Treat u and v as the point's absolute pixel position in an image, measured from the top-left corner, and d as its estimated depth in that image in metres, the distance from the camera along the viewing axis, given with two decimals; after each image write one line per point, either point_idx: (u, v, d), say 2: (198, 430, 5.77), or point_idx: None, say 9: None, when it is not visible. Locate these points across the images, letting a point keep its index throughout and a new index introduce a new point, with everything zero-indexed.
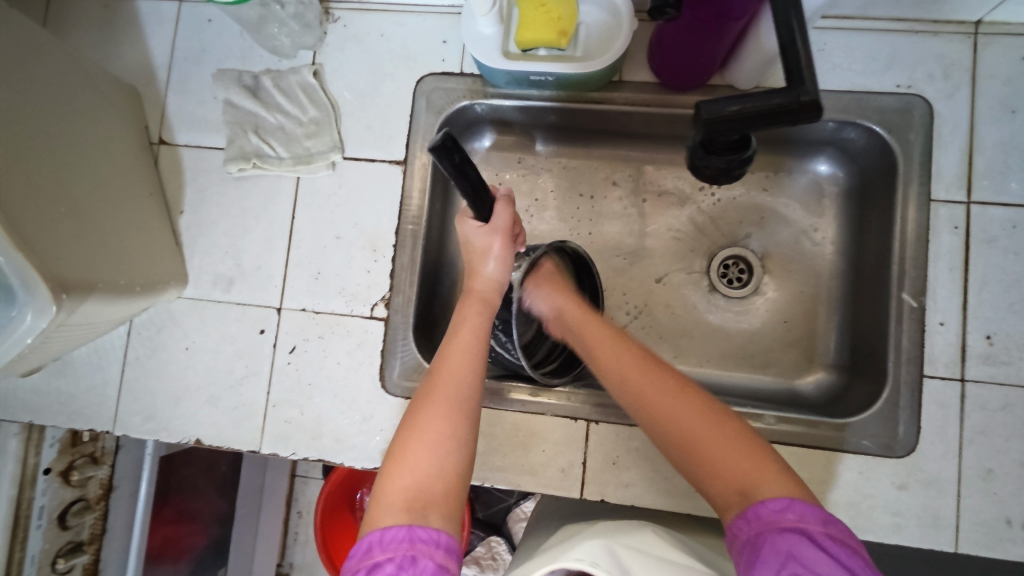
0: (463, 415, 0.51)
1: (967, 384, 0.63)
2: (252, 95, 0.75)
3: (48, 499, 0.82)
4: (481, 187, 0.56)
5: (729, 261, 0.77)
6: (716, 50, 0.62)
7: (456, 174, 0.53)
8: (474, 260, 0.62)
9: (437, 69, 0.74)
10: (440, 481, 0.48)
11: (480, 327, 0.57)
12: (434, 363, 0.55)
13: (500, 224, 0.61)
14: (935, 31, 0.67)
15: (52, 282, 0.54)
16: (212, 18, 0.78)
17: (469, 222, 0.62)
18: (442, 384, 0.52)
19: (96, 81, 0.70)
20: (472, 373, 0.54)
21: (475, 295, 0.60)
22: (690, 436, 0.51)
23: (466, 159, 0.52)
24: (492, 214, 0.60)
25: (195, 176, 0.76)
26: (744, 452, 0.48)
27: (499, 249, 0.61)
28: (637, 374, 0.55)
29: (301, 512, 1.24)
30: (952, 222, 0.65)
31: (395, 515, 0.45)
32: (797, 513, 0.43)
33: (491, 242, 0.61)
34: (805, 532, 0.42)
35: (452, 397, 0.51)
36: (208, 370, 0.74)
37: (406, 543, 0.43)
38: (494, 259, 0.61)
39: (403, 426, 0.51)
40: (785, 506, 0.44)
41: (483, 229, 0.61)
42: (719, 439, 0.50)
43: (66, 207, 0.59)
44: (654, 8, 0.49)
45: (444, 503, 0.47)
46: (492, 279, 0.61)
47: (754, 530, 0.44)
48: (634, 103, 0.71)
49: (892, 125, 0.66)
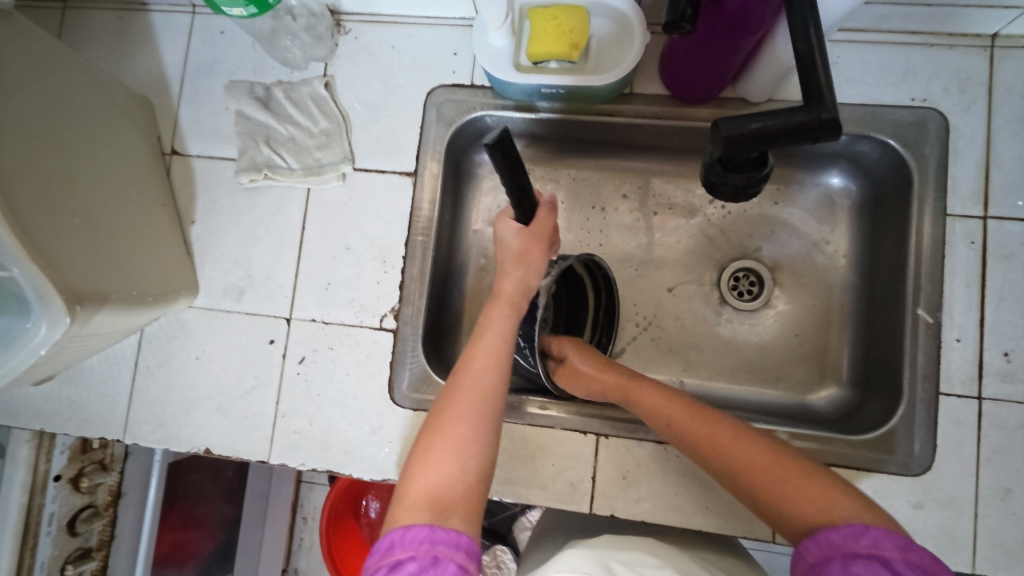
0: (487, 419, 0.51)
1: (983, 402, 0.62)
2: (264, 107, 0.75)
3: (58, 506, 0.83)
4: (526, 188, 0.55)
5: (739, 273, 0.77)
6: (729, 64, 0.61)
7: (506, 169, 0.51)
8: (506, 261, 0.61)
9: (448, 81, 0.74)
10: (462, 485, 0.48)
11: (508, 330, 0.57)
12: (458, 365, 0.55)
13: (537, 230, 0.60)
14: (950, 43, 0.66)
15: (67, 294, 0.54)
16: (225, 30, 0.78)
17: (508, 223, 0.61)
18: (466, 388, 0.53)
19: (110, 93, 0.71)
20: (496, 378, 0.54)
21: (503, 297, 0.60)
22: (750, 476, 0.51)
23: (517, 158, 0.50)
24: (534, 218, 0.60)
25: (207, 186, 0.77)
26: (810, 486, 0.48)
27: (534, 258, 0.60)
28: (689, 418, 0.57)
29: (307, 518, 1.25)
30: (969, 237, 0.64)
31: (418, 515, 0.45)
32: (871, 539, 0.43)
33: (529, 246, 0.60)
34: (883, 560, 0.41)
35: (476, 403, 0.51)
36: (218, 380, 0.74)
37: (427, 543, 0.43)
38: (527, 265, 0.60)
39: (427, 428, 0.51)
40: (859, 533, 0.43)
41: (520, 232, 0.60)
42: (783, 475, 0.50)
43: (81, 218, 0.60)
44: (670, 22, 0.48)
45: (465, 506, 0.47)
46: (523, 285, 0.60)
47: (825, 553, 0.44)
48: (645, 115, 0.70)
49: (907, 139, 0.65)
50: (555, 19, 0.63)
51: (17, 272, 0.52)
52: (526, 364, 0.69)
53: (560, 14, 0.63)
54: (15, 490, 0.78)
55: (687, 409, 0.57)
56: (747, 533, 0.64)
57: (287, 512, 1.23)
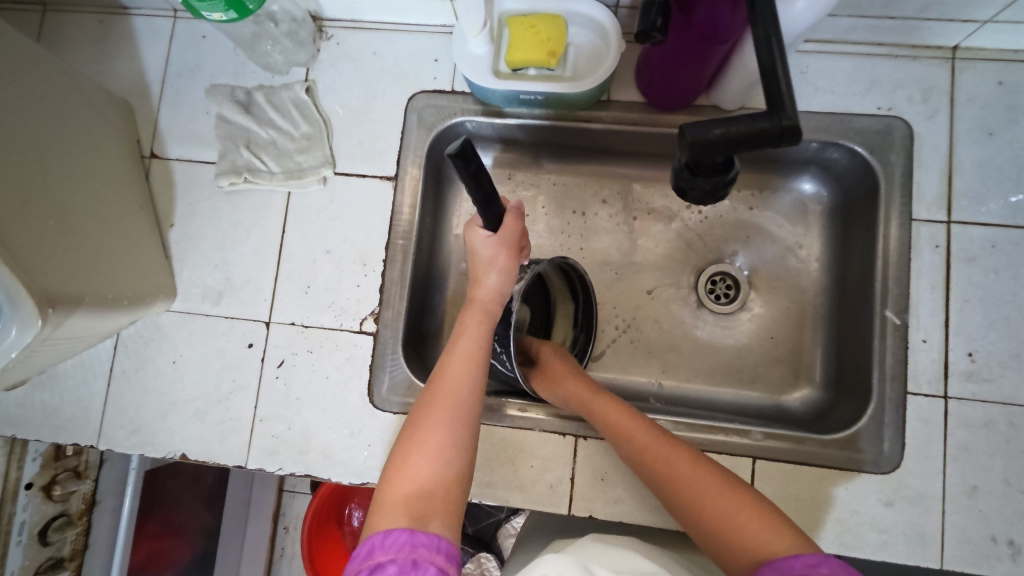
0: (462, 425, 0.52)
1: (950, 401, 0.64)
2: (245, 111, 0.76)
3: (29, 515, 0.82)
4: (492, 196, 0.56)
5: (716, 277, 0.78)
6: (701, 73, 0.63)
7: (470, 180, 0.52)
8: (478, 270, 0.62)
9: (429, 87, 0.75)
10: (441, 489, 0.48)
11: (483, 337, 0.58)
12: (434, 372, 0.56)
13: (507, 237, 0.61)
14: (913, 55, 0.69)
15: (39, 297, 0.54)
16: (206, 34, 0.78)
17: (476, 231, 0.62)
18: (443, 392, 0.53)
19: (87, 95, 0.70)
20: (472, 383, 0.54)
21: (476, 304, 0.61)
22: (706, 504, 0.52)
23: (481, 168, 0.52)
24: (502, 224, 0.60)
25: (186, 190, 0.77)
26: (759, 518, 0.49)
27: (505, 262, 0.61)
28: (652, 440, 0.58)
29: (288, 527, 1.23)
30: (934, 241, 0.66)
31: (397, 519, 0.45)
32: (828, 568, 0.43)
33: (498, 252, 0.61)
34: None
35: (457, 412, 0.52)
36: (195, 384, 0.73)
37: (407, 547, 0.43)
38: (498, 271, 0.61)
39: (404, 434, 0.52)
40: (813, 562, 0.43)
41: (491, 239, 0.61)
42: (729, 506, 0.51)
43: (56, 221, 0.59)
44: (642, 31, 0.50)
45: (445, 510, 0.47)
46: (495, 290, 0.61)
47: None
48: (622, 122, 0.72)
49: (874, 146, 0.68)
50: (533, 28, 0.65)
51: None
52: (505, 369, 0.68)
53: (538, 23, 0.65)
54: None
55: (650, 431, 0.59)
56: None
57: (268, 520, 1.21)
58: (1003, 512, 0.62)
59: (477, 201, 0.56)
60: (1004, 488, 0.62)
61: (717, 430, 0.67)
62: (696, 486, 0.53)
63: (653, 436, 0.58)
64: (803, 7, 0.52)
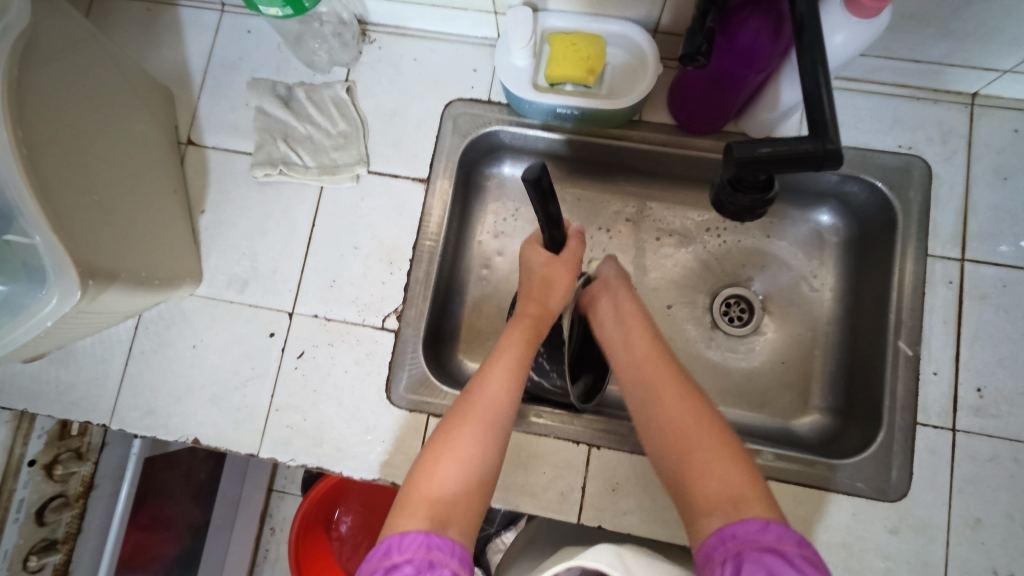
0: (493, 436, 0.53)
1: (957, 434, 0.65)
2: (284, 105, 0.78)
3: (29, 492, 0.80)
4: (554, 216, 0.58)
5: (731, 300, 0.80)
6: (736, 99, 0.65)
7: (539, 196, 0.54)
8: (531, 285, 0.64)
9: (466, 95, 0.77)
10: (463, 498, 0.49)
11: (525, 353, 0.59)
12: (470, 382, 0.57)
13: (566, 258, 0.64)
14: (934, 98, 0.72)
15: (82, 268, 0.55)
16: (252, 29, 0.81)
17: (534, 247, 0.65)
18: (479, 405, 0.54)
19: (132, 78, 0.72)
20: (507, 396, 0.55)
21: (524, 318, 0.63)
22: (672, 431, 0.54)
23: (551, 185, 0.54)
24: (565, 246, 0.65)
25: (220, 178, 0.78)
26: (711, 452, 0.51)
27: (561, 282, 0.64)
28: (656, 368, 0.58)
29: (274, 529, 1.21)
30: (947, 277, 0.68)
31: (417, 521, 0.46)
32: (775, 535, 0.43)
33: (556, 273, 0.64)
34: (775, 554, 0.42)
35: (486, 419, 0.53)
36: (213, 369, 0.74)
37: (424, 548, 0.43)
38: (553, 288, 0.64)
39: (434, 440, 0.53)
40: (763, 527, 0.44)
41: (550, 259, 0.64)
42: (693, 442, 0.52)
43: (99, 197, 0.60)
44: (687, 55, 0.51)
45: (463, 518, 0.48)
46: (544, 309, 0.63)
47: (731, 548, 0.44)
48: (652, 142, 0.74)
49: (893, 183, 0.70)
50: (573, 46, 0.67)
51: (40, 240, 0.53)
52: None
53: (578, 41, 0.67)
54: None
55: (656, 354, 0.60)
56: None
57: (255, 520, 1.19)
58: (1006, 547, 0.63)
59: (541, 219, 0.58)
60: (1007, 522, 0.64)
61: None
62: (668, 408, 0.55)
63: (654, 363, 0.59)
64: (841, 41, 0.54)
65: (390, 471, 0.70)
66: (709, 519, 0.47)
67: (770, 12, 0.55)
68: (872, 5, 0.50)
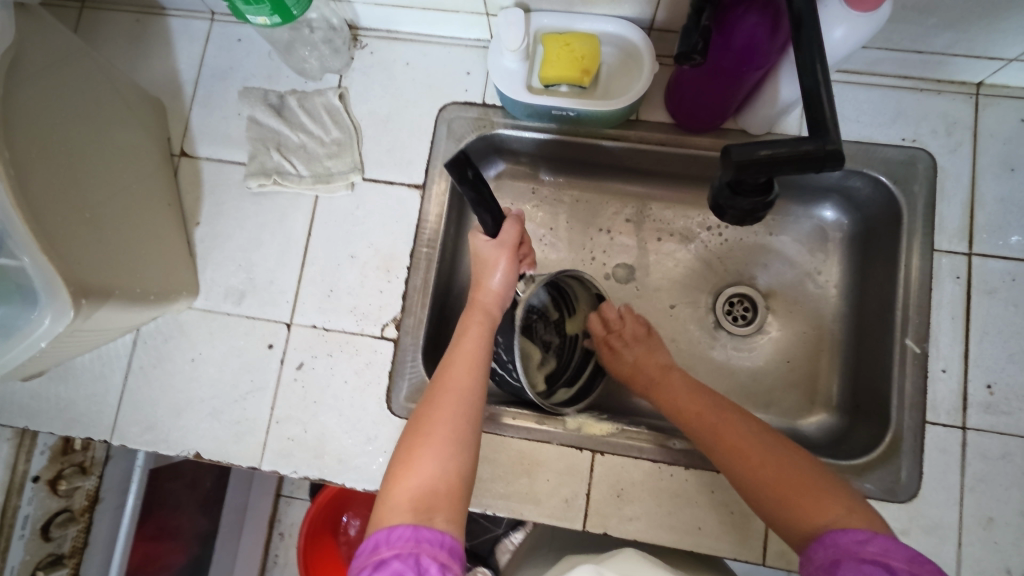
0: (466, 419, 0.52)
1: (967, 432, 0.64)
2: (277, 114, 0.77)
3: (33, 508, 0.80)
4: (493, 202, 0.57)
5: (734, 299, 0.78)
6: (734, 97, 0.64)
7: (471, 189, 0.54)
8: (480, 275, 0.62)
9: (460, 99, 0.76)
10: (445, 483, 0.48)
11: (480, 338, 0.58)
12: (437, 371, 0.56)
13: (505, 240, 0.62)
14: (938, 89, 0.70)
15: (74, 287, 0.55)
16: (242, 38, 0.80)
17: (478, 235, 0.63)
18: (447, 391, 0.53)
19: (122, 90, 0.71)
20: (474, 379, 0.55)
21: (477, 306, 0.61)
22: (751, 462, 0.54)
23: (480, 175, 0.54)
24: (501, 229, 0.61)
25: (214, 189, 0.77)
26: (799, 478, 0.52)
27: (505, 265, 0.62)
28: (714, 410, 0.60)
29: (284, 533, 1.21)
30: (954, 272, 0.67)
31: (402, 515, 0.45)
32: (879, 546, 0.44)
33: (498, 258, 0.62)
34: (882, 565, 0.43)
35: (456, 404, 0.52)
36: (213, 383, 0.73)
37: (412, 541, 0.43)
38: (500, 271, 0.62)
39: (409, 432, 0.52)
40: (868, 539, 0.45)
41: (491, 243, 0.62)
42: (781, 473, 0.53)
43: (90, 213, 0.60)
44: (683, 53, 0.50)
45: (449, 504, 0.47)
46: (495, 294, 0.61)
47: (830, 555, 0.45)
48: (649, 142, 0.73)
49: (897, 177, 0.69)
50: (568, 46, 0.66)
51: (29, 261, 0.53)
52: (512, 379, 0.67)
53: (573, 42, 0.66)
54: None
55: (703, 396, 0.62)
56: (739, 556, 0.64)
57: (263, 525, 1.19)
58: (1019, 546, 0.62)
59: (477, 209, 0.57)
60: (1020, 521, 0.62)
61: None
62: (743, 442, 0.56)
63: (706, 401, 0.61)
64: (841, 35, 0.53)
65: None
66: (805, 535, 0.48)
67: (768, 9, 0.53)
68: None
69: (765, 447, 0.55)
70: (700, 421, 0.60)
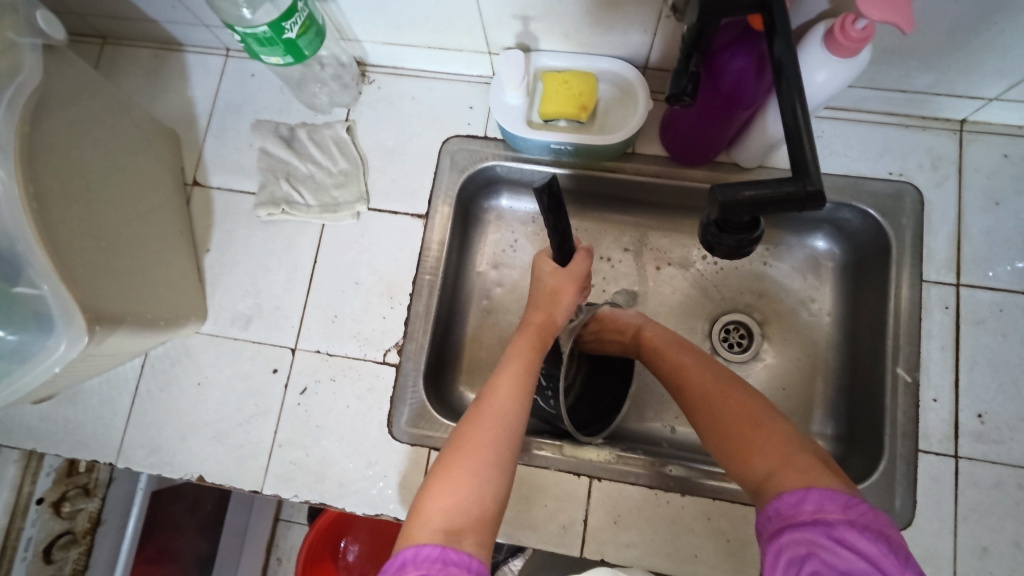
0: (506, 446, 0.53)
1: (960, 460, 0.65)
2: (287, 146, 0.80)
3: (37, 530, 0.81)
4: (567, 232, 0.60)
5: (729, 326, 0.80)
6: (724, 133, 0.67)
7: (551, 211, 0.55)
8: (539, 297, 0.65)
9: (463, 132, 0.79)
10: (478, 508, 0.49)
11: (531, 361, 0.60)
12: (482, 392, 0.57)
13: (570, 271, 0.65)
14: (923, 125, 0.73)
15: (89, 315, 0.57)
16: (255, 73, 0.83)
17: (545, 261, 0.66)
18: (488, 412, 0.54)
19: (141, 123, 0.74)
20: (516, 403, 0.56)
21: (531, 329, 0.63)
22: (722, 407, 0.56)
23: (562, 203, 0.56)
24: (570, 260, 0.65)
25: (224, 218, 0.80)
26: (765, 429, 0.53)
27: (567, 296, 0.64)
28: (690, 364, 0.62)
29: (281, 559, 1.19)
30: (943, 302, 0.69)
31: (432, 534, 0.46)
32: (814, 504, 0.45)
33: (561, 285, 0.65)
34: (818, 522, 0.44)
35: (497, 428, 0.53)
36: (217, 406, 0.75)
37: (439, 563, 0.43)
38: (560, 302, 0.64)
39: (446, 451, 0.53)
40: (801, 500, 0.46)
41: (556, 272, 0.65)
42: (744, 421, 0.54)
43: (106, 241, 0.62)
44: (673, 95, 0.53)
45: (478, 528, 0.48)
46: (549, 319, 0.63)
47: (776, 526, 0.47)
48: (646, 174, 0.76)
49: (885, 209, 0.71)
50: (566, 83, 0.69)
51: (48, 289, 0.55)
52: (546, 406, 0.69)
53: (570, 79, 0.69)
54: None
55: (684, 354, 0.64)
56: None
57: (261, 550, 1.16)
58: None
59: (554, 235, 0.60)
60: (1014, 551, 0.63)
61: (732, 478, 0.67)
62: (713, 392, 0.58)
63: (683, 355, 0.64)
64: (824, 79, 0.56)
65: (392, 506, 0.70)
66: (764, 478, 0.50)
67: (753, 54, 0.56)
68: (852, 44, 0.52)
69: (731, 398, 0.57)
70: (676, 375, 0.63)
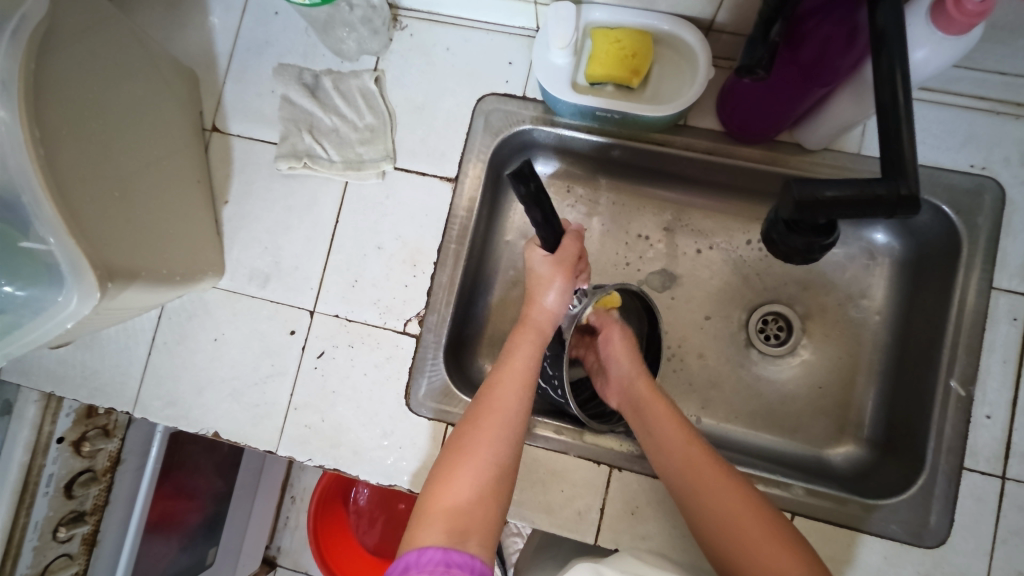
0: (507, 444, 0.52)
1: (1007, 482, 0.61)
2: (311, 95, 0.75)
3: (58, 468, 0.79)
4: (552, 215, 0.56)
5: (768, 317, 0.75)
6: (793, 112, 0.60)
7: (530, 199, 0.53)
8: (534, 288, 0.61)
9: (499, 90, 0.73)
10: (480, 508, 0.48)
11: (530, 357, 0.58)
12: (482, 389, 0.56)
13: (566, 259, 0.60)
14: (1016, 114, 0.65)
15: (100, 271, 0.54)
16: (279, 11, 0.77)
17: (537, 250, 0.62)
18: (490, 412, 0.54)
19: (158, 63, 0.70)
20: (519, 401, 0.55)
21: (529, 324, 0.60)
22: (730, 520, 0.52)
23: (541, 188, 0.52)
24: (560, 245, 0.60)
25: (244, 168, 0.76)
26: (772, 539, 0.50)
27: (562, 284, 0.60)
28: (692, 454, 0.57)
29: (295, 497, 1.23)
30: (1011, 312, 0.63)
31: (435, 535, 0.45)
32: None
33: (557, 273, 0.60)
34: None
35: (498, 427, 0.53)
36: (233, 364, 0.73)
37: (442, 566, 0.42)
38: (556, 290, 0.60)
39: (448, 450, 0.52)
40: None
41: (549, 259, 0.60)
42: (754, 537, 0.50)
43: (120, 192, 0.59)
44: (745, 66, 0.47)
45: (483, 528, 0.47)
46: (546, 312, 0.60)
47: None
48: (696, 149, 0.69)
49: (961, 206, 0.64)
50: (617, 42, 0.63)
51: (55, 243, 0.52)
52: (554, 394, 0.69)
53: (622, 37, 0.62)
54: (17, 448, 0.75)
55: (688, 440, 0.58)
56: None
57: (276, 489, 1.21)
58: None
59: (539, 219, 0.56)
60: None
61: (758, 479, 0.65)
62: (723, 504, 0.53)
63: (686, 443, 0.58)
64: (923, 57, 0.49)
65: (406, 478, 0.69)
66: None
67: (845, 24, 0.49)
68: (965, 19, 0.44)
69: (740, 501, 0.53)
70: (677, 470, 0.57)
